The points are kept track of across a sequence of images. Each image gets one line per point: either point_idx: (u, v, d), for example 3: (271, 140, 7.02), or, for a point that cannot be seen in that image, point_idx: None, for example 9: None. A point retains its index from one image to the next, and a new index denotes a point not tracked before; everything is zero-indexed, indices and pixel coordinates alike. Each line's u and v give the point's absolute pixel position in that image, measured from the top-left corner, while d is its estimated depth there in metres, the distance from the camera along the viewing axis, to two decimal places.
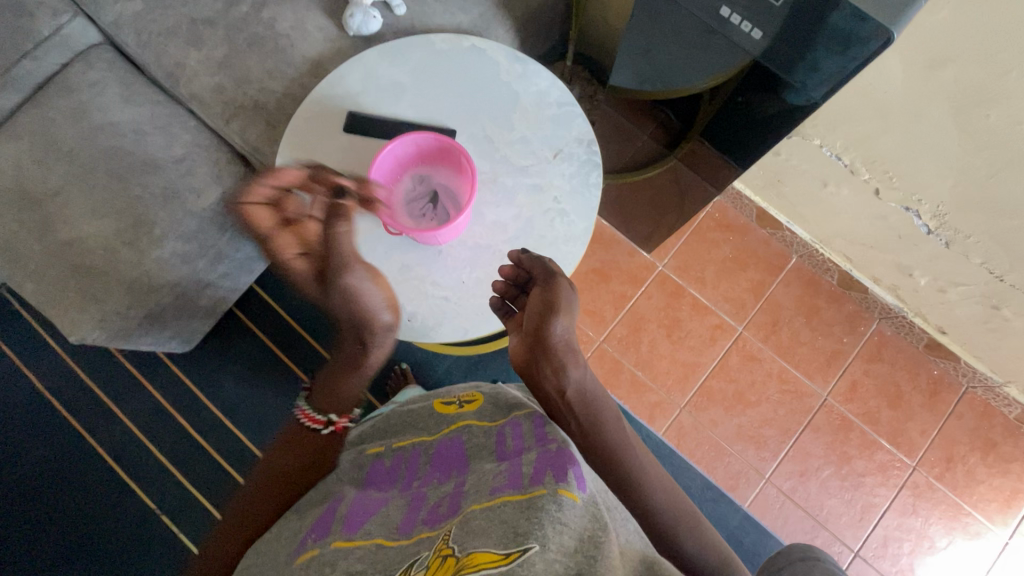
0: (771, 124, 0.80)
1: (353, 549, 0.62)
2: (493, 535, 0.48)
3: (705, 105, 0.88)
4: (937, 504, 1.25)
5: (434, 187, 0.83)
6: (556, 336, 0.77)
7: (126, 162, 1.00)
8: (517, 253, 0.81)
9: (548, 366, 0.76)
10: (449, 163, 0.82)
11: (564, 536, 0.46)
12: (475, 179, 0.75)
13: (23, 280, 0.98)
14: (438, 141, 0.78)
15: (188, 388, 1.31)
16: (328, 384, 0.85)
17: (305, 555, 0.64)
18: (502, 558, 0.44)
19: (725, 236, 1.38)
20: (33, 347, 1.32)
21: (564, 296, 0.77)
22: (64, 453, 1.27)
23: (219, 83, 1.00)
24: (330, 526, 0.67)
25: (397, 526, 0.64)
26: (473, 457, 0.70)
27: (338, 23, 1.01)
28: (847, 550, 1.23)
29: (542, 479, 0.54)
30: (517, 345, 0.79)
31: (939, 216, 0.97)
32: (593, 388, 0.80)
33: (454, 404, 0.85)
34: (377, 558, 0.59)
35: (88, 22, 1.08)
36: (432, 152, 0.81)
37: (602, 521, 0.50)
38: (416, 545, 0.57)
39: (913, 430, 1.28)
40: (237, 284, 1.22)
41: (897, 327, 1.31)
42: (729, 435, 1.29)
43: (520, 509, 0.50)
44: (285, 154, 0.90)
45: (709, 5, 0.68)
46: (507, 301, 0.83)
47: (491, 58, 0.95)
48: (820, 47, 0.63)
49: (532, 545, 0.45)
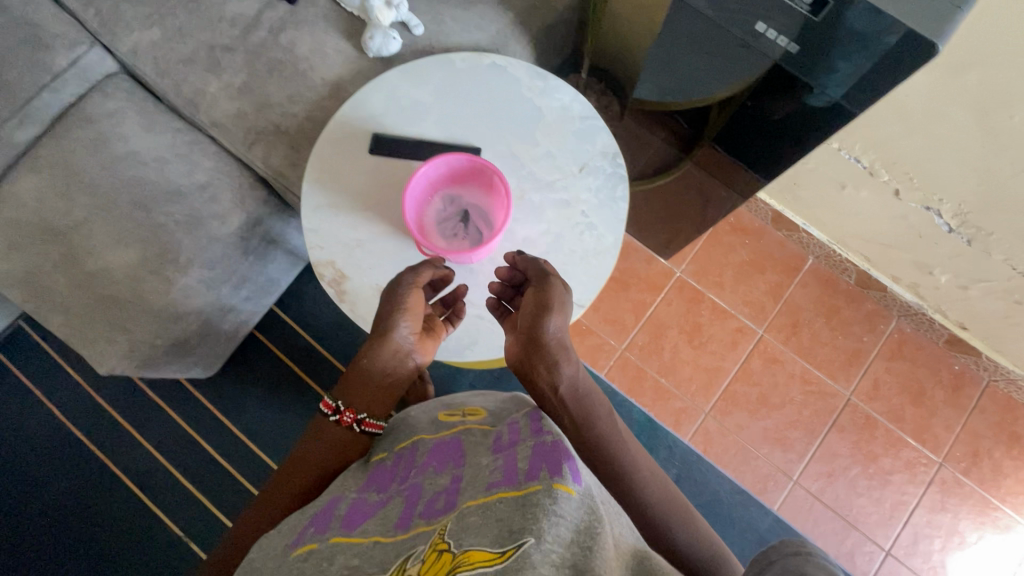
0: (795, 131, 0.80)
1: (352, 545, 0.53)
2: (487, 533, 0.39)
3: (726, 115, 0.88)
4: (965, 499, 1.25)
5: (466, 207, 0.84)
6: (549, 335, 0.71)
7: (149, 190, 1.00)
8: (513, 254, 0.79)
9: (540, 365, 0.71)
10: (482, 183, 0.82)
11: (562, 534, 0.37)
12: (511, 199, 0.76)
13: (50, 313, 0.97)
14: (471, 162, 0.78)
15: (211, 413, 1.30)
16: (345, 376, 0.77)
17: (303, 550, 0.55)
18: (497, 558, 0.35)
19: (741, 240, 1.38)
20: (56, 377, 1.32)
21: (557, 294, 0.72)
22: (88, 483, 1.26)
23: (240, 109, 1.01)
24: (330, 523, 0.59)
25: (395, 520, 0.54)
26: (471, 451, 0.61)
27: (356, 46, 1.02)
28: (879, 549, 1.23)
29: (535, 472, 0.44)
30: (511, 344, 0.75)
31: (961, 215, 0.98)
32: (587, 384, 0.75)
33: (459, 413, 0.77)
34: (373, 553, 0.50)
35: (105, 52, 1.08)
36: (465, 172, 0.81)
37: (599, 513, 0.40)
38: (412, 539, 0.48)
39: (937, 426, 1.29)
40: (258, 305, 1.22)
41: (916, 324, 1.32)
42: (755, 438, 1.29)
43: (510, 506, 0.40)
44: (311, 178, 0.90)
45: (744, 21, 0.68)
46: (503, 301, 0.82)
47: (512, 74, 0.95)
48: (846, 52, 0.63)
49: (527, 540, 0.35)
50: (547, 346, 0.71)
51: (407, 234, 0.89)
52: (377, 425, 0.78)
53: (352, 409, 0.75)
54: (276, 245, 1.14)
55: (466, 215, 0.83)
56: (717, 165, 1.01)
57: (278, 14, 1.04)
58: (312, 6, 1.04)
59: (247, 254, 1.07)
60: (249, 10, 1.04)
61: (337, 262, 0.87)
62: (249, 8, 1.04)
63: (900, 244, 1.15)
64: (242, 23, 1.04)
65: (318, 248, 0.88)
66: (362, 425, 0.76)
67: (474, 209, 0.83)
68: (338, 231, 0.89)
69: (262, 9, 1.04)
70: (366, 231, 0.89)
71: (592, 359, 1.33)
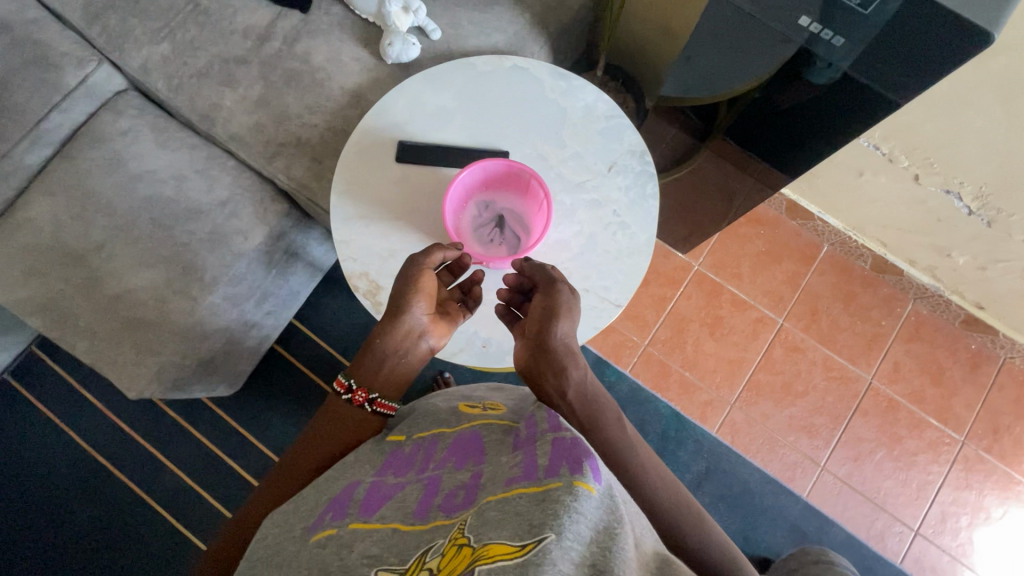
0: (825, 124, 0.80)
1: (371, 532, 0.51)
2: (507, 526, 0.38)
3: (752, 110, 0.88)
4: (989, 475, 1.27)
5: (501, 212, 0.84)
6: (556, 339, 0.70)
7: (170, 209, 0.99)
8: (521, 261, 0.77)
9: (547, 370, 0.70)
10: (518, 187, 0.83)
11: (583, 530, 0.36)
12: (553, 204, 0.76)
13: (75, 339, 0.95)
14: (508, 166, 0.79)
15: (235, 430, 1.28)
16: (358, 355, 0.75)
17: (321, 534, 0.54)
18: (516, 551, 0.35)
19: (757, 230, 1.39)
20: (73, 402, 1.29)
21: (564, 300, 0.72)
22: (113, 508, 1.24)
23: (259, 122, 0.99)
24: (348, 507, 0.58)
25: (413, 509, 0.53)
26: (494, 446, 0.57)
27: (374, 53, 1.01)
28: (908, 530, 1.25)
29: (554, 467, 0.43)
30: (520, 350, 0.74)
31: (982, 197, 1.00)
32: (596, 390, 0.72)
33: (480, 407, 0.73)
34: (392, 544, 0.49)
35: (114, 69, 1.06)
36: (501, 177, 0.82)
37: (620, 514, 0.39)
38: (430, 534, 0.47)
39: (958, 405, 1.31)
40: (280, 318, 1.20)
41: (932, 306, 1.34)
42: (782, 426, 1.30)
43: (529, 502, 0.40)
44: (340, 190, 0.90)
45: (788, 15, 0.68)
46: (512, 307, 0.80)
47: (534, 76, 0.95)
48: (883, 36, 0.62)
49: (548, 535, 0.35)
50: (554, 351, 0.70)
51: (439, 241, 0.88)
52: (389, 406, 0.75)
53: (364, 389, 0.74)
54: (297, 258, 1.12)
55: (502, 219, 0.83)
56: (741, 161, 1.01)
57: (291, 23, 1.02)
58: (325, 15, 1.03)
59: (270, 269, 1.06)
60: (261, 21, 1.03)
61: (370, 273, 0.87)
62: (261, 20, 1.03)
63: (918, 227, 1.16)
64: (255, 35, 1.02)
65: (351, 260, 0.87)
66: (374, 405, 0.74)
67: (509, 214, 0.83)
68: (369, 242, 0.88)
69: (274, 19, 1.03)
70: (398, 240, 0.88)
71: (616, 356, 1.34)
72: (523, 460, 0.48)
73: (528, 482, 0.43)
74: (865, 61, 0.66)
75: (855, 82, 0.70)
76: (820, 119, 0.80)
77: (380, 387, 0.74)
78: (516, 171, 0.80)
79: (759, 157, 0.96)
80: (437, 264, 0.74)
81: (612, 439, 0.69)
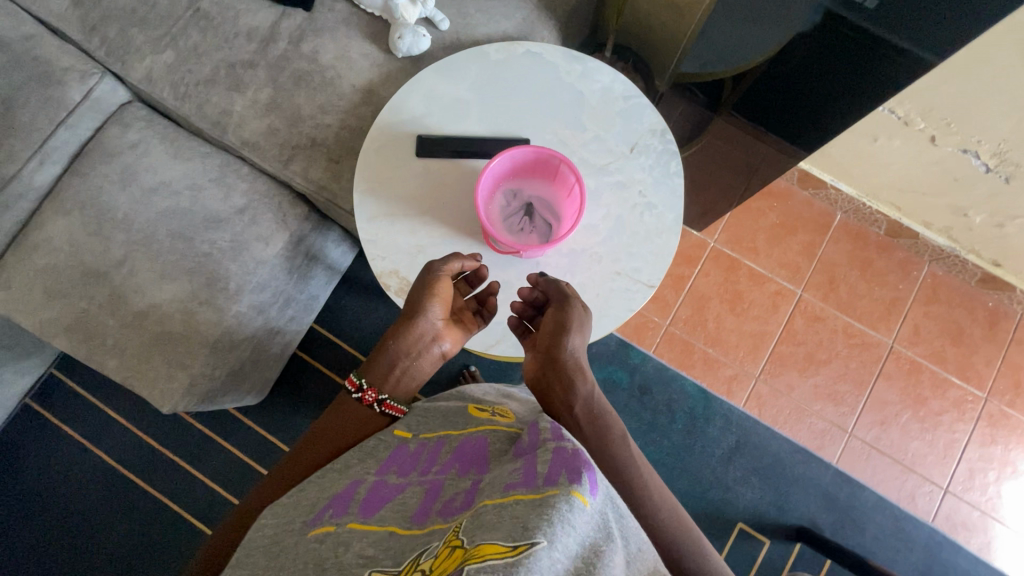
0: (849, 94, 0.79)
1: (368, 533, 0.51)
2: (499, 526, 0.40)
3: (768, 86, 0.88)
4: (1014, 430, 1.29)
5: (529, 200, 0.83)
6: (568, 354, 0.71)
7: (189, 220, 0.98)
8: (536, 276, 0.79)
9: (557, 384, 0.70)
10: (547, 176, 0.82)
11: (567, 542, 0.39)
12: (585, 188, 0.75)
13: (104, 356, 0.94)
14: (538, 154, 0.78)
15: (264, 438, 1.27)
16: (371, 355, 0.75)
17: (318, 531, 0.54)
18: (507, 550, 0.37)
19: (769, 203, 1.40)
20: (98, 421, 1.28)
21: (576, 315, 0.73)
22: (148, 525, 1.23)
23: (271, 125, 0.98)
24: (348, 505, 0.56)
25: (413, 512, 0.52)
26: (496, 456, 0.55)
27: (383, 48, 0.99)
28: (938, 488, 1.27)
29: (551, 474, 0.45)
30: (529, 363, 0.74)
31: (1000, 155, 1.00)
32: (604, 407, 0.72)
33: (489, 411, 0.68)
34: (390, 544, 0.49)
35: (117, 81, 1.04)
36: (530, 165, 0.81)
37: (606, 532, 0.43)
38: (428, 535, 0.47)
39: (979, 363, 1.32)
40: (302, 322, 1.19)
41: (948, 267, 1.35)
42: (807, 396, 1.32)
43: (525, 505, 0.42)
44: (362, 189, 0.89)
45: None
46: (524, 321, 0.80)
47: (549, 61, 0.94)
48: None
49: (537, 541, 0.38)
50: (565, 365, 0.71)
51: (468, 233, 0.87)
52: (397, 407, 0.72)
53: (374, 388, 0.72)
54: (316, 262, 1.11)
55: (531, 208, 0.83)
56: (754, 136, 1.00)
57: (296, 23, 1.01)
58: (330, 12, 1.01)
59: (292, 273, 1.05)
60: (265, 22, 1.01)
61: (400, 271, 0.86)
62: (265, 21, 1.01)
63: (935, 188, 1.16)
64: (260, 37, 1.00)
65: (379, 259, 0.86)
66: (382, 406, 0.72)
67: (538, 202, 0.83)
68: (396, 240, 0.87)
69: (278, 20, 1.01)
70: (425, 236, 0.87)
71: (639, 338, 1.34)
72: (522, 465, 0.48)
73: (526, 488, 0.44)
74: (904, 21, 0.65)
75: (887, 43, 0.69)
76: (842, 90, 0.80)
77: (395, 388, 0.74)
78: (546, 158, 0.79)
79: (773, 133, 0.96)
80: (451, 268, 0.75)
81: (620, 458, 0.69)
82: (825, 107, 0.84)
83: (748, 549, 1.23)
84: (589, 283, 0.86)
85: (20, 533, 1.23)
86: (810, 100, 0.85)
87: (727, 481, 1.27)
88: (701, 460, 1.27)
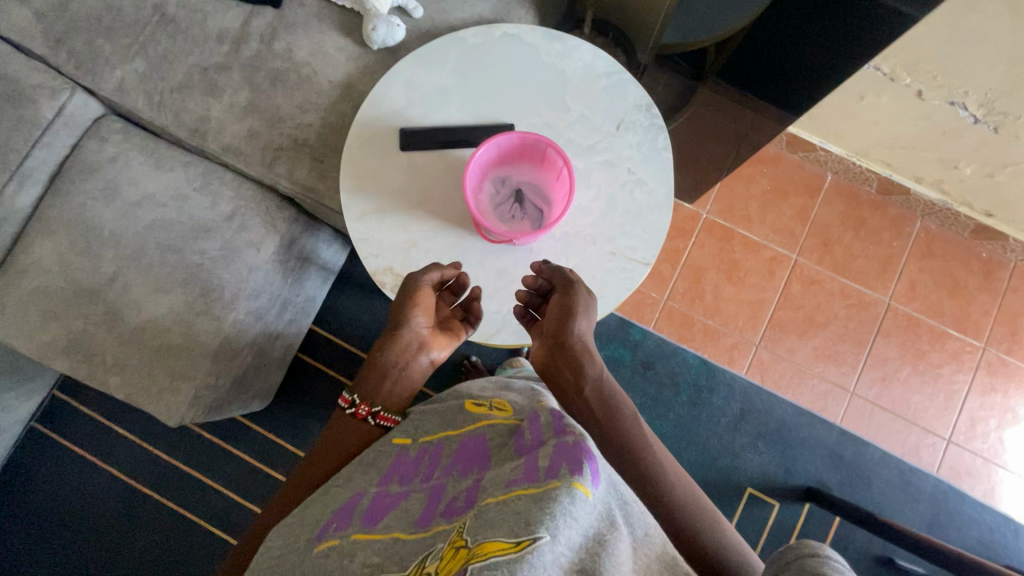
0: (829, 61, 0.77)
1: (373, 542, 0.52)
2: (503, 525, 0.42)
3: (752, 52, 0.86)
4: (1013, 377, 1.31)
5: (520, 187, 0.82)
6: (575, 337, 0.73)
7: (177, 231, 0.97)
8: (539, 264, 0.79)
9: (566, 368, 0.73)
10: (536, 161, 0.81)
11: (570, 534, 0.40)
12: (574, 173, 0.74)
13: (105, 375, 0.94)
14: (523, 139, 0.78)
15: (274, 441, 1.28)
16: (361, 371, 0.74)
17: (324, 544, 0.54)
18: (512, 548, 0.39)
19: (760, 170, 1.39)
20: (107, 439, 1.28)
21: (582, 300, 0.74)
22: (167, 535, 1.25)
23: (251, 128, 0.96)
24: (352, 516, 0.57)
25: (417, 517, 0.53)
26: (497, 452, 0.56)
27: (357, 40, 0.97)
28: (941, 439, 1.29)
29: (553, 469, 0.46)
30: (538, 349, 0.76)
31: (987, 104, 0.99)
32: (613, 388, 0.74)
33: (487, 405, 0.68)
34: (394, 551, 0.49)
35: (89, 95, 1.02)
36: (518, 151, 0.80)
37: (610, 522, 0.44)
38: (431, 538, 0.48)
39: (976, 313, 1.34)
40: (301, 323, 1.19)
41: (941, 221, 1.35)
42: (808, 358, 1.33)
43: (528, 500, 0.43)
44: (349, 188, 0.88)
45: None
46: (530, 309, 0.82)
47: (528, 41, 0.92)
48: None
49: (540, 535, 0.39)
50: (573, 348, 0.73)
51: (459, 224, 0.87)
52: (391, 418, 0.72)
53: (367, 401, 0.72)
54: (309, 263, 1.11)
55: (522, 194, 0.82)
56: (742, 102, 0.99)
57: (266, 21, 0.98)
58: (300, 7, 0.99)
59: (287, 276, 1.04)
60: (235, 22, 0.98)
61: (395, 268, 0.86)
62: (234, 21, 0.99)
63: (925, 143, 1.16)
64: (230, 38, 0.98)
65: (372, 258, 0.86)
66: (376, 418, 0.72)
67: (528, 189, 0.82)
68: (388, 237, 0.86)
69: (247, 19, 0.99)
70: (417, 230, 0.87)
71: (638, 314, 1.35)
72: (523, 462, 0.49)
73: (528, 483, 0.45)
74: None
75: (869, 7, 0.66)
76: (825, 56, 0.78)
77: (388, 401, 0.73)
78: (533, 144, 0.78)
79: (760, 99, 0.95)
80: (433, 276, 0.75)
81: (633, 435, 0.71)
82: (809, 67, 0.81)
83: (759, 513, 1.26)
84: (585, 264, 0.86)
85: (41, 553, 1.24)
86: (798, 61, 0.82)
87: (734, 448, 1.28)
88: (708, 429, 1.29)
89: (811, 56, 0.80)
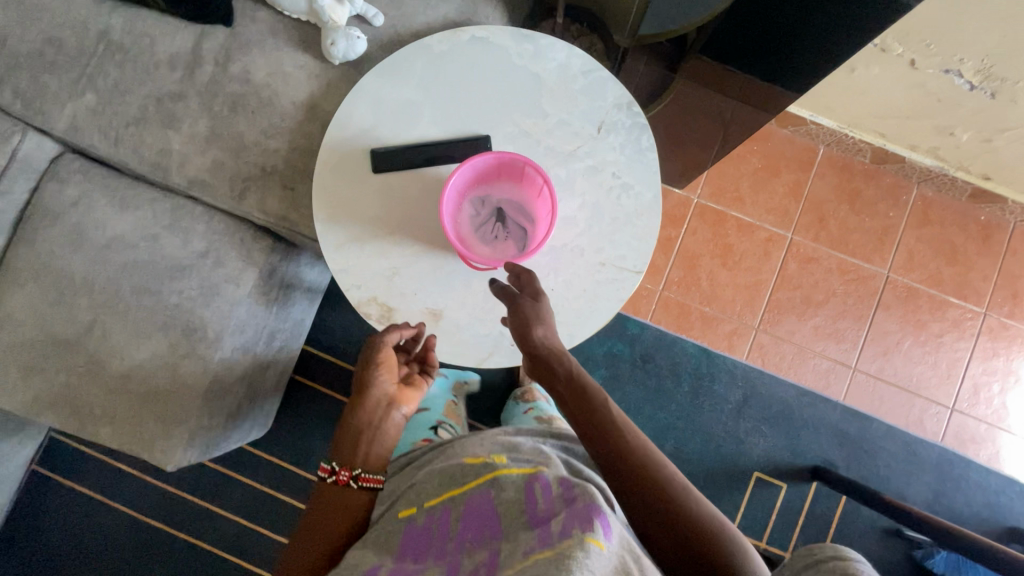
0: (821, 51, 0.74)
1: None
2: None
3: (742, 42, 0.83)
4: (1014, 340, 1.30)
5: (502, 205, 0.78)
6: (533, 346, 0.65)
7: (152, 273, 0.93)
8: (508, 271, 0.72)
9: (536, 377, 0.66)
10: (515, 180, 0.78)
11: None
12: (555, 191, 0.71)
13: (95, 427, 0.92)
14: (499, 161, 0.75)
15: (278, 465, 1.28)
16: (334, 442, 0.71)
17: None
18: None
19: (750, 147, 1.35)
20: (110, 477, 1.28)
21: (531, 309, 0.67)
22: (181, 566, 1.25)
23: (215, 158, 0.91)
24: None
25: None
26: (511, 516, 0.57)
27: (317, 55, 0.92)
28: (944, 408, 1.29)
29: (569, 530, 0.48)
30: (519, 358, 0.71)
31: (984, 70, 0.94)
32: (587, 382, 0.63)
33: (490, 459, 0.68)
34: None
35: (41, 134, 0.97)
36: (496, 171, 0.77)
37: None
38: None
39: (976, 279, 1.31)
40: (292, 347, 1.16)
41: (938, 186, 1.32)
42: (808, 337, 1.31)
43: (550, 562, 0.44)
44: (323, 217, 0.84)
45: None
46: None
47: (497, 44, 0.87)
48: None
49: None
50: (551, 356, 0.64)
51: (442, 246, 0.83)
52: (375, 479, 0.70)
53: (347, 466, 0.69)
54: (293, 289, 1.08)
55: (505, 213, 0.78)
56: (731, 81, 0.92)
57: (219, 41, 0.92)
58: (253, 23, 0.93)
59: (270, 306, 1.01)
60: (185, 45, 0.93)
61: (378, 297, 0.83)
62: (185, 44, 0.93)
63: (920, 111, 1.11)
64: (182, 63, 0.92)
65: (355, 289, 0.83)
66: (360, 481, 0.69)
67: (511, 207, 0.79)
68: (368, 265, 0.83)
69: (199, 40, 0.93)
70: (398, 256, 0.83)
71: (634, 307, 1.32)
72: (539, 532, 0.51)
73: (545, 547, 0.47)
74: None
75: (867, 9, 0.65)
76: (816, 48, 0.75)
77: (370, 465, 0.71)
78: (510, 163, 0.75)
79: (753, 75, 0.88)
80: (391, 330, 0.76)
81: (625, 442, 0.59)
82: (810, 39, 0.75)
83: (766, 495, 1.26)
84: (574, 278, 0.83)
85: None
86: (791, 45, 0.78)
87: (739, 434, 1.28)
88: (711, 418, 1.28)
89: (811, 27, 0.73)
